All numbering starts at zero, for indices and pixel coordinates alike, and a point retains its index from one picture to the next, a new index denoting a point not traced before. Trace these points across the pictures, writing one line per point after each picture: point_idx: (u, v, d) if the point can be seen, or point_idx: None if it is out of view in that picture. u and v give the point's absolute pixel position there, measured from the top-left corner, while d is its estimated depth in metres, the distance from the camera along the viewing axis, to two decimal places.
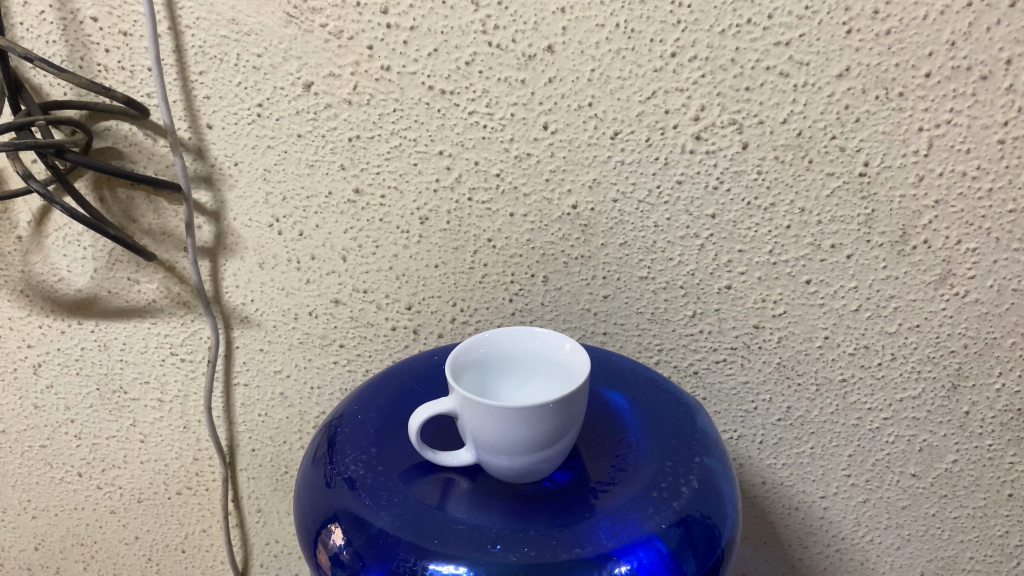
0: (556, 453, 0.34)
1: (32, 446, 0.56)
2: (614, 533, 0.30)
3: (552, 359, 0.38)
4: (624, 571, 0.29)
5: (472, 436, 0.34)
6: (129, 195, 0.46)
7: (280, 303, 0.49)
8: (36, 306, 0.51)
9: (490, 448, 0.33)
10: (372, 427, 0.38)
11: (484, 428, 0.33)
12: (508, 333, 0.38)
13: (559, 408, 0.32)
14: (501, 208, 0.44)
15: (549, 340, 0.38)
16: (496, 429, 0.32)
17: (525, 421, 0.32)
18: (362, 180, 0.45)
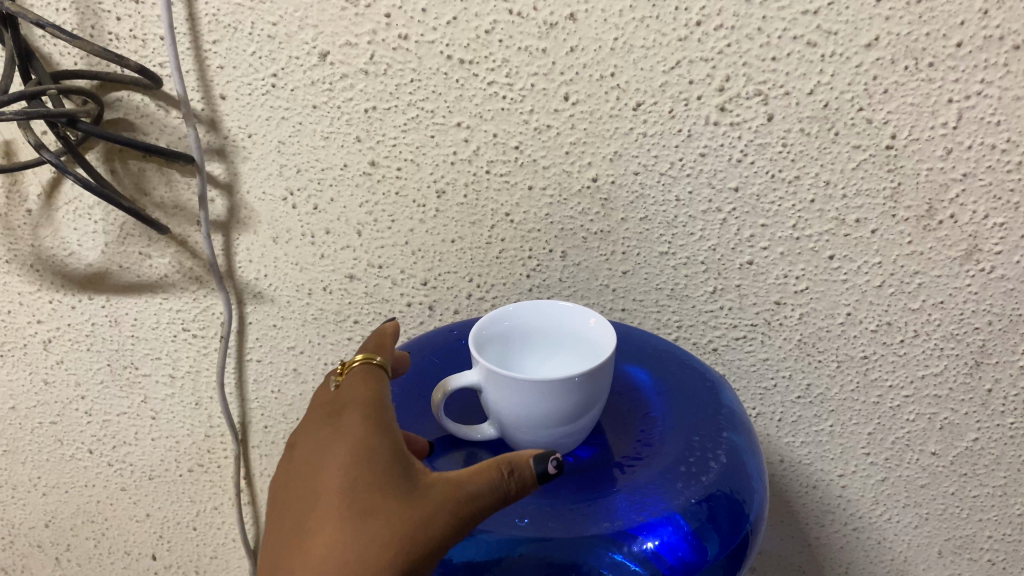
0: (581, 427, 0.34)
1: (43, 423, 0.56)
2: (642, 507, 0.30)
3: (575, 332, 0.37)
4: (654, 547, 0.29)
5: (496, 410, 0.33)
6: (141, 167, 0.45)
7: (294, 278, 0.48)
8: (46, 281, 0.50)
9: (514, 422, 0.33)
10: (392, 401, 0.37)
11: (508, 402, 0.32)
12: (532, 306, 0.38)
13: (586, 382, 0.32)
14: (520, 180, 0.44)
15: (573, 313, 0.37)
16: (521, 403, 0.32)
17: (551, 395, 0.31)
18: (377, 153, 0.44)
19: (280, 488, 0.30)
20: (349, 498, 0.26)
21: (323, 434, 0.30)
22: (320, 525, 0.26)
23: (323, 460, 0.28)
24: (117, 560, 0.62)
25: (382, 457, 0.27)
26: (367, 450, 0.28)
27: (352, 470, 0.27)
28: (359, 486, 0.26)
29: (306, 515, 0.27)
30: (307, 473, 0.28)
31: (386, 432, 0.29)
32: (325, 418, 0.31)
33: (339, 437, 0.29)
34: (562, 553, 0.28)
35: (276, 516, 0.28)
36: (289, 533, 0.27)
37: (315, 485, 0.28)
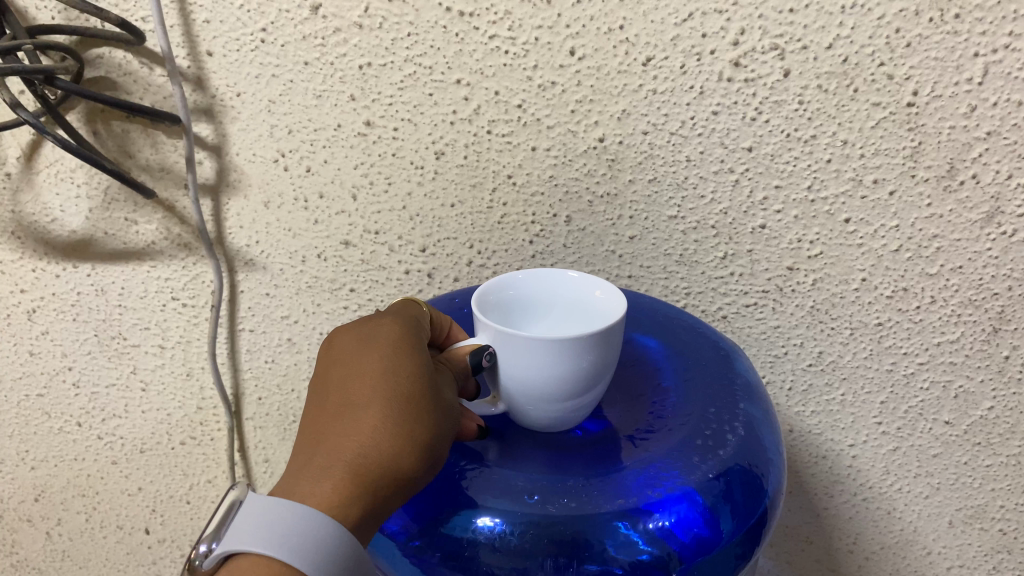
0: (594, 394, 0.32)
1: (30, 395, 0.54)
2: (659, 481, 0.28)
3: (580, 308, 0.36)
4: (670, 523, 0.27)
5: (504, 379, 0.31)
6: (125, 128, 0.43)
7: (287, 245, 0.46)
8: (29, 249, 0.48)
9: (526, 391, 0.31)
10: None
11: (525, 363, 0.30)
12: (538, 274, 0.37)
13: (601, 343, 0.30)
14: (523, 141, 0.41)
15: (581, 284, 0.36)
16: (532, 368, 0.30)
17: (565, 357, 0.30)
18: (373, 112, 0.42)
19: (317, 369, 0.33)
20: (390, 378, 0.30)
21: (361, 328, 0.34)
22: (361, 396, 0.30)
23: (363, 346, 0.32)
24: (109, 535, 0.60)
25: (418, 352, 0.32)
26: (406, 343, 0.32)
27: (392, 357, 0.31)
28: (399, 372, 0.30)
29: (345, 389, 0.30)
30: (348, 355, 0.32)
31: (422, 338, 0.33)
32: (358, 320, 0.35)
33: (373, 340, 0.32)
34: (573, 532, 0.27)
35: (316, 388, 0.32)
36: (327, 403, 0.30)
37: (355, 365, 0.31)
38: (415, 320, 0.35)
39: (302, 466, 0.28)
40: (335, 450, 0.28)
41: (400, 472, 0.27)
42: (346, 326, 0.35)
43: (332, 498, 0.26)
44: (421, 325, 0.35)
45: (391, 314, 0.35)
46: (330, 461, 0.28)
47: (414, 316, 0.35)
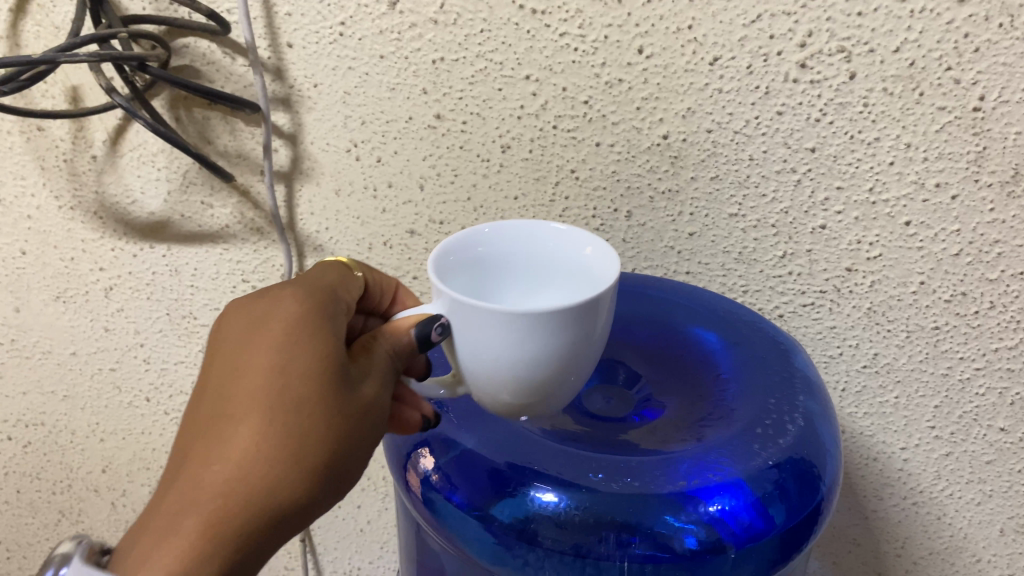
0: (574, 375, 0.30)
1: (102, 369, 0.56)
2: (719, 464, 0.29)
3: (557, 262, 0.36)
4: (730, 508, 0.28)
5: (465, 353, 0.30)
6: (205, 116, 0.45)
7: (355, 232, 0.48)
8: (110, 228, 0.50)
9: (494, 362, 0.29)
10: None
11: (493, 336, 0.28)
12: (529, 238, 0.36)
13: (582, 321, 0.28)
14: (588, 136, 0.42)
15: (573, 245, 0.35)
16: (497, 346, 0.28)
17: (535, 334, 0.27)
18: (443, 106, 0.43)
19: (209, 350, 0.31)
20: (278, 378, 0.28)
21: (260, 303, 0.32)
22: (245, 400, 0.28)
23: (258, 331, 0.30)
24: None
25: (316, 340, 0.29)
26: (303, 330, 0.30)
27: (283, 349, 0.29)
28: (283, 369, 0.28)
29: (224, 391, 0.29)
30: (239, 342, 0.30)
31: (326, 314, 0.31)
32: (259, 292, 0.33)
33: (265, 324, 0.30)
34: (634, 512, 0.28)
35: (207, 367, 0.31)
36: (208, 406, 0.29)
37: (245, 356, 0.29)
38: (321, 295, 0.32)
39: (175, 485, 0.27)
40: (205, 475, 0.27)
41: (278, 500, 0.27)
42: (247, 299, 0.33)
43: (195, 539, 0.26)
44: (329, 299, 0.32)
45: (293, 287, 0.32)
46: (198, 489, 0.27)
47: (324, 290, 0.33)
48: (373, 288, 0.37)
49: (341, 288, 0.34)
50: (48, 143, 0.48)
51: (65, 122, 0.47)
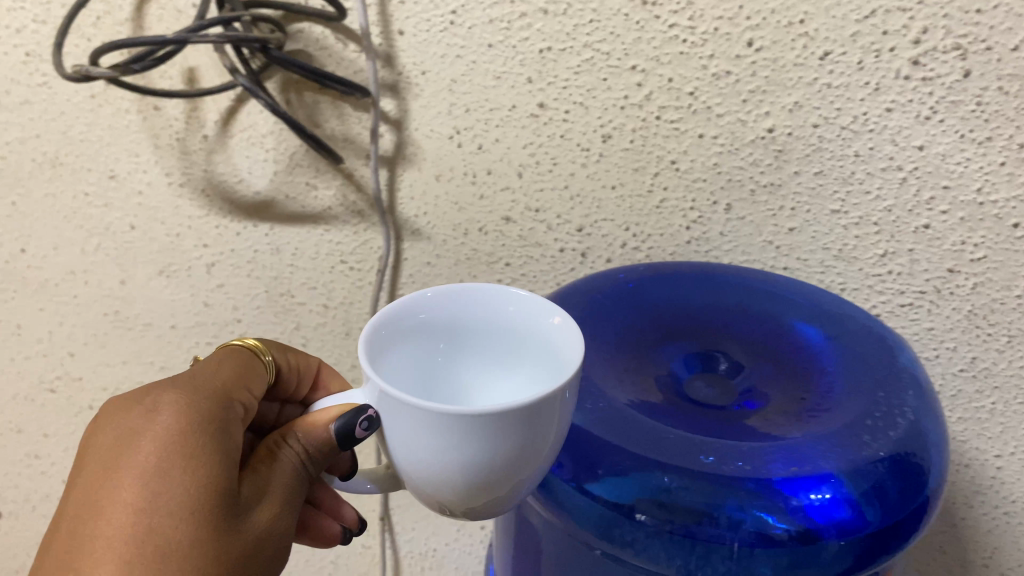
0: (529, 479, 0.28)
1: (199, 342, 0.58)
2: (829, 455, 0.29)
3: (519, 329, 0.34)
4: (841, 498, 0.28)
5: (401, 450, 0.28)
6: (315, 99, 0.46)
7: (452, 217, 0.49)
8: (216, 207, 0.52)
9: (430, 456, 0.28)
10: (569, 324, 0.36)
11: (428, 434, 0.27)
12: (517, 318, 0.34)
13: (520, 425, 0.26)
14: (690, 128, 0.43)
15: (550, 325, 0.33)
16: (426, 445, 0.27)
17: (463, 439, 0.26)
18: (547, 95, 0.44)
19: (80, 465, 0.34)
20: (145, 510, 0.31)
21: (131, 420, 0.34)
22: (109, 529, 0.31)
23: (125, 454, 0.33)
24: None
25: (189, 461, 0.32)
26: (176, 452, 0.32)
27: (153, 478, 0.31)
28: (158, 505, 0.30)
29: (96, 519, 0.31)
30: (108, 461, 0.33)
31: (206, 431, 0.33)
32: (132, 400, 0.35)
33: (143, 450, 0.32)
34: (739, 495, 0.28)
35: (83, 480, 0.33)
36: (81, 527, 0.31)
37: (110, 481, 0.32)
38: (203, 402, 0.35)
39: None
40: None
41: None
42: (117, 408, 0.35)
43: None
44: (212, 406, 0.35)
45: (170, 391, 0.35)
46: None
47: (196, 395, 0.35)
48: (254, 374, 0.40)
49: (223, 388, 0.37)
50: (163, 123, 0.50)
51: (180, 102, 0.49)
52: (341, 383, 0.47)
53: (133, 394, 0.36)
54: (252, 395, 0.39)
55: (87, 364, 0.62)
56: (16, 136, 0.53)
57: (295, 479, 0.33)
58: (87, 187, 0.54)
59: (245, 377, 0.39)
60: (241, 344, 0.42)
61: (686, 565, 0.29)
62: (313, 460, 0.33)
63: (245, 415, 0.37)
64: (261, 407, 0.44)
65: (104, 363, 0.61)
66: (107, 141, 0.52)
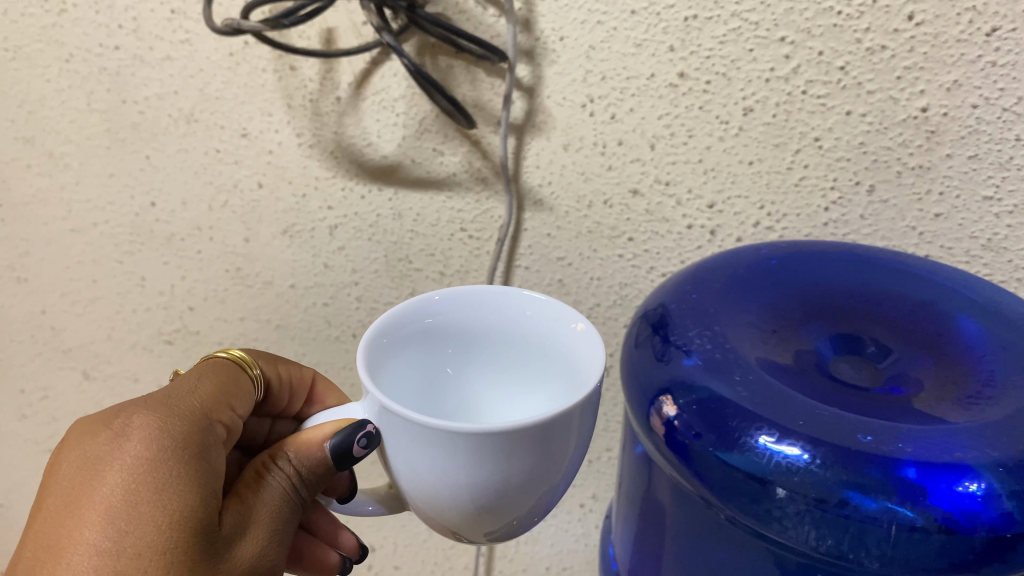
0: (506, 502, 0.32)
1: (315, 303, 0.60)
2: (995, 444, 0.28)
3: (518, 326, 0.40)
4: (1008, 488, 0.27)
5: (397, 461, 0.32)
6: (450, 64, 0.47)
7: (577, 188, 0.49)
8: (343, 169, 0.53)
9: (417, 470, 0.32)
10: (711, 298, 0.36)
11: (417, 447, 0.31)
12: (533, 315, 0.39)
13: (506, 453, 0.29)
14: (838, 104, 0.41)
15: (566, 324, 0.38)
16: (418, 455, 0.31)
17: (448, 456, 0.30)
18: (688, 64, 0.43)
19: (50, 490, 0.37)
20: (114, 543, 0.34)
21: (107, 447, 0.37)
22: (75, 560, 0.34)
23: (96, 482, 0.36)
24: None
25: (159, 494, 0.35)
26: (149, 483, 0.35)
27: (125, 513, 0.34)
28: (134, 532, 0.34)
29: (67, 538, 0.34)
30: (80, 487, 0.36)
31: (179, 453, 0.37)
32: (107, 424, 0.39)
33: (117, 475, 0.36)
34: (878, 476, 0.27)
35: (55, 498, 0.37)
36: (52, 544, 0.35)
37: (80, 512, 0.35)
38: (178, 424, 0.38)
39: None
40: None
41: None
42: (94, 432, 0.39)
43: None
44: (188, 427, 0.38)
45: (147, 415, 0.38)
46: None
47: (174, 417, 0.38)
48: (240, 391, 0.44)
49: (205, 408, 0.40)
50: (297, 83, 0.51)
51: (316, 63, 0.50)
52: (335, 398, 0.51)
53: (109, 417, 0.39)
54: (234, 412, 0.43)
55: (205, 319, 0.64)
56: (154, 92, 0.55)
57: (283, 499, 0.38)
58: (219, 144, 0.55)
59: (230, 394, 0.43)
60: (226, 356, 0.46)
61: (838, 545, 0.28)
62: (302, 479, 0.38)
63: (224, 435, 0.41)
64: (251, 424, 0.50)
65: (221, 318, 0.63)
66: (241, 100, 0.53)
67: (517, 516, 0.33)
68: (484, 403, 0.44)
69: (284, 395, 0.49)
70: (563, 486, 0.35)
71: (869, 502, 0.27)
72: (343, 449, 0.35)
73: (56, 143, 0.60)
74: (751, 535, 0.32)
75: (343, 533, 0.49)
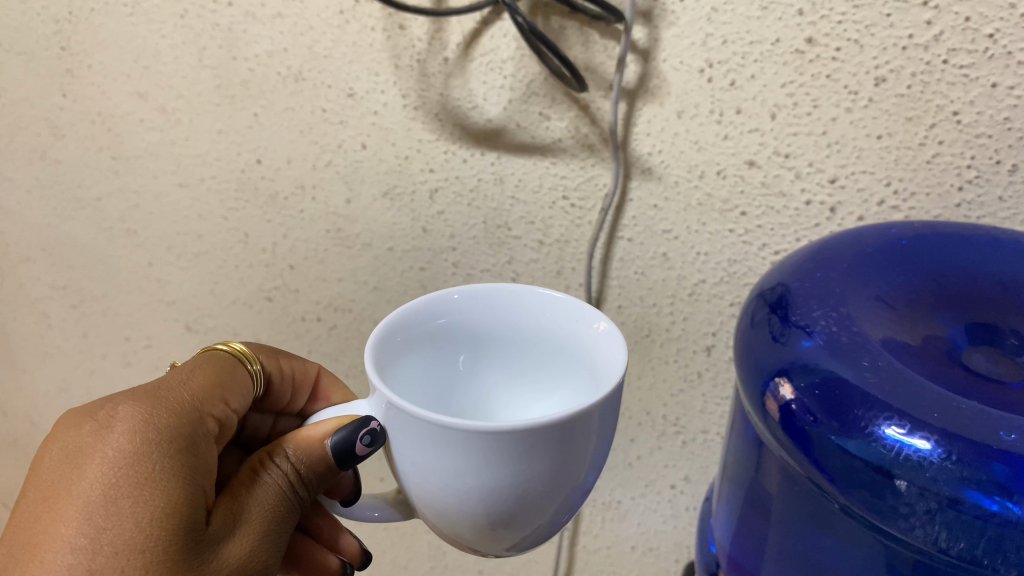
0: (517, 509, 0.32)
1: (413, 267, 0.59)
2: None
3: (529, 324, 0.42)
4: None
5: (406, 465, 0.33)
6: (562, 25, 0.45)
7: (689, 158, 0.47)
8: (446, 132, 0.53)
9: (424, 472, 0.32)
10: (835, 276, 0.33)
11: (425, 449, 0.31)
12: (554, 315, 0.41)
13: (513, 458, 0.30)
14: (983, 75, 0.38)
15: (586, 321, 0.39)
16: (425, 456, 0.32)
17: (454, 457, 0.30)
18: (818, 29, 0.40)
19: (38, 477, 0.40)
20: (92, 539, 0.36)
21: (93, 440, 0.39)
22: (55, 553, 0.36)
23: (78, 475, 0.38)
24: None
25: (138, 490, 0.37)
26: (129, 478, 0.37)
27: (105, 508, 0.37)
28: (112, 529, 0.36)
29: (47, 531, 0.37)
30: (63, 479, 0.38)
31: (161, 449, 0.39)
32: (94, 416, 0.41)
33: (99, 471, 0.38)
34: (1007, 478, 0.25)
35: (40, 487, 0.39)
36: (34, 535, 0.37)
37: (62, 505, 0.37)
38: (163, 417, 0.40)
39: None
40: None
41: None
42: (81, 422, 0.41)
43: None
44: (173, 421, 0.40)
45: (131, 407, 0.40)
46: None
47: (160, 410, 0.41)
48: (235, 386, 0.46)
49: (194, 400, 0.42)
50: (405, 42, 0.50)
51: (426, 22, 0.49)
52: (341, 395, 0.54)
53: (96, 408, 0.41)
54: (228, 407, 0.45)
55: (305, 278, 0.64)
56: (265, 49, 0.55)
57: (276, 496, 0.40)
58: (325, 103, 0.55)
59: (224, 388, 0.45)
60: (227, 348, 0.49)
61: (971, 549, 0.27)
62: (299, 477, 0.40)
63: (214, 427, 0.43)
64: (252, 419, 0.53)
65: (320, 278, 0.64)
66: (350, 59, 0.53)
67: (533, 518, 0.34)
68: (501, 403, 0.45)
69: (285, 391, 0.52)
70: (594, 474, 0.35)
71: (993, 501, 0.25)
72: (351, 448, 0.37)
73: (168, 98, 0.61)
74: (865, 529, 0.31)
75: (345, 536, 0.51)
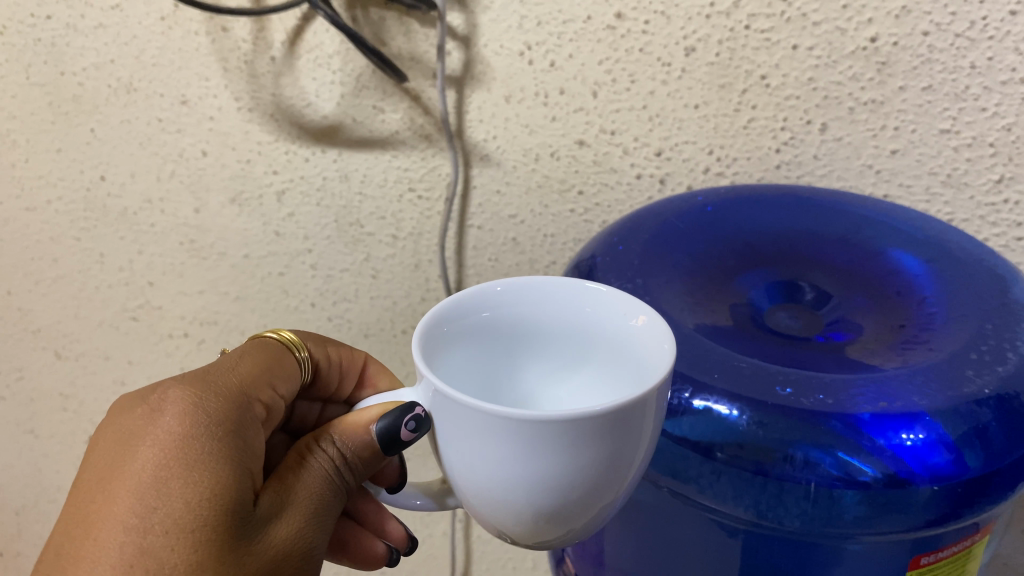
0: (588, 503, 0.26)
1: (272, 272, 0.58)
2: (899, 393, 0.26)
3: (591, 324, 0.31)
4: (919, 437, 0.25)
5: (445, 459, 0.26)
6: (381, 16, 0.44)
7: (523, 142, 0.46)
8: (284, 131, 0.51)
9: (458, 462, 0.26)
10: (636, 251, 0.34)
11: (460, 435, 0.25)
12: (600, 311, 0.30)
13: (599, 439, 0.23)
14: (783, 38, 0.39)
15: (630, 319, 0.29)
16: (463, 443, 0.25)
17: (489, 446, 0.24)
18: (625, 3, 0.40)
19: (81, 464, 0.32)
20: (142, 519, 0.29)
21: (141, 422, 0.32)
22: (104, 537, 0.29)
23: (128, 456, 0.31)
24: None
25: (189, 471, 0.30)
26: (181, 458, 0.30)
27: (155, 487, 0.30)
28: (161, 513, 0.29)
29: (93, 515, 0.30)
30: (110, 461, 0.31)
31: (213, 434, 0.31)
32: (143, 398, 0.34)
33: (144, 452, 0.31)
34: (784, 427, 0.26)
35: (82, 474, 0.32)
36: (77, 521, 0.30)
37: (112, 485, 0.30)
38: (212, 401, 0.33)
39: None
40: None
41: None
42: (127, 407, 0.34)
43: None
44: (223, 406, 0.33)
45: (182, 388, 0.33)
46: None
47: (209, 393, 0.33)
48: (284, 372, 0.38)
49: (245, 386, 0.35)
50: (231, 44, 0.49)
51: (247, 22, 0.48)
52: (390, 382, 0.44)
53: (145, 392, 0.34)
54: (276, 393, 0.37)
55: (166, 294, 0.63)
56: (92, 62, 0.53)
57: (327, 486, 0.31)
58: (160, 113, 0.54)
59: (271, 373, 0.37)
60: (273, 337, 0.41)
61: (756, 506, 0.27)
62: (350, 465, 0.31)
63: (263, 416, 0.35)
64: (299, 408, 0.43)
65: (181, 292, 0.62)
66: (178, 65, 0.51)
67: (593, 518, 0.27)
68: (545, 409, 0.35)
69: (334, 377, 0.43)
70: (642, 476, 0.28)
71: (772, 455, 0.26)
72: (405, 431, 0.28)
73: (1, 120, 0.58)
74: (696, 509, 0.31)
75: (392, 521, 0.42)
